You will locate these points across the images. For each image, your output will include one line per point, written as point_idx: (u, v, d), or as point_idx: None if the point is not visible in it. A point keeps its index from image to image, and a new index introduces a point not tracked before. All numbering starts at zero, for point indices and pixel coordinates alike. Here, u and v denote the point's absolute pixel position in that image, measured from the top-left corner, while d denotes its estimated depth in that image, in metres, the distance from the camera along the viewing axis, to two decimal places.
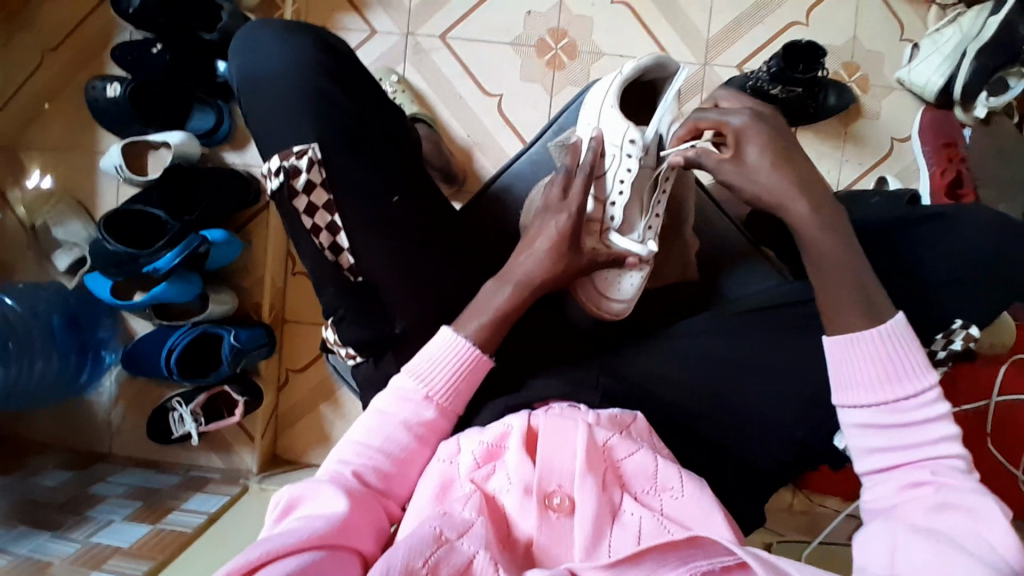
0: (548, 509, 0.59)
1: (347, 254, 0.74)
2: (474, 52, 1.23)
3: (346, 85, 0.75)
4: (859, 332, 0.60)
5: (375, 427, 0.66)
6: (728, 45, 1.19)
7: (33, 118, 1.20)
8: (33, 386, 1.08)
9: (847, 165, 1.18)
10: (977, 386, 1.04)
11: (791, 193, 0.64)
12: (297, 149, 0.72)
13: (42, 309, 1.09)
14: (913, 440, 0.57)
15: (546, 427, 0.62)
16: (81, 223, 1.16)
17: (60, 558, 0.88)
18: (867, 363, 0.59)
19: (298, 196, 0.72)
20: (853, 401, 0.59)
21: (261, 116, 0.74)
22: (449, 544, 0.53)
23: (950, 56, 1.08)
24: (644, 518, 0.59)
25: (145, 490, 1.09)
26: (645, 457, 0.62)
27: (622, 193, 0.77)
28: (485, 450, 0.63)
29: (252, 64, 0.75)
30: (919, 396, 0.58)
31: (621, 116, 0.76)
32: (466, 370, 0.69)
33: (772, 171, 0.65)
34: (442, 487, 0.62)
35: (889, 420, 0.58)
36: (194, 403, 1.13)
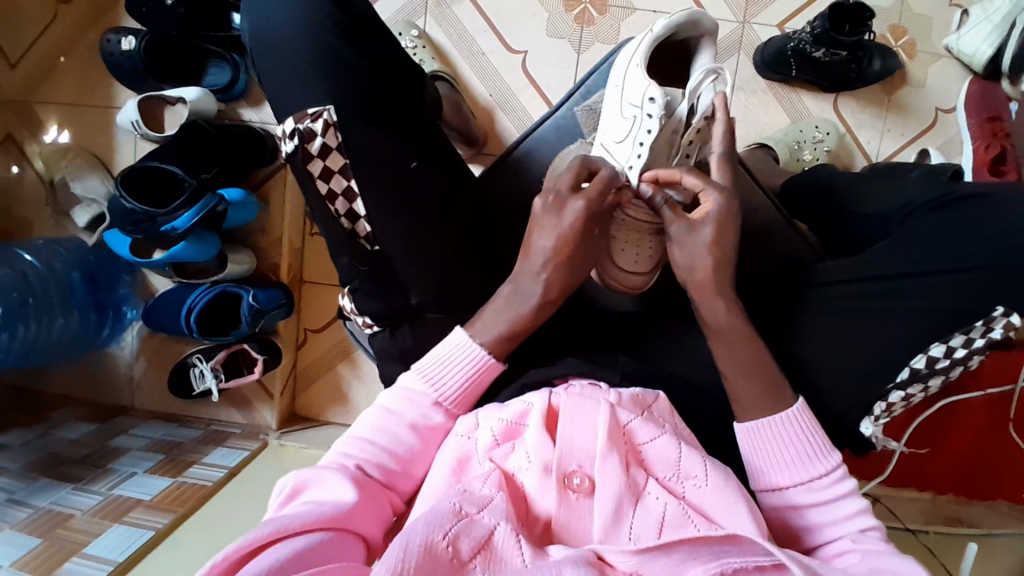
0: (567, 489, 0.58)
1: (363, 223, 0.73)
2: (498, 7, 1.18)
3: (362, 49, 0.71)
4: (764, 418, 0.61)
5: (380, 424, 0.65)
6: (768, 4, 1.13)
7: (48, 70, 1.18)
8: (57, 341, 1.10)
9: (887, 135, 1.13)
10: (1001, 374, 1.05)
11: (712, 286, 0.64)
12: (311, 111, 0.69)
13: (60, 266, 1.10)
14: (830, 513, 0.60)
15: (566, 407, 0.61)
16: (99, 180, 1.15)
17: (81, 510, 0.91)
18: (776, 448, 0.61)
19: (313, 160, 0.70)
20: (772, 487, 0.61)
21: (274, 75, 0.71)
22: (469, 518, 0.53)
23: (1000, 25, 1.02)
24: (669, 505, 0.57)
25: (166, 443, 1.12)
26: (667, 443, 0.61)
27: (641, 156, 0.72)
28: (504, 428, 0.63)
29: (265, 16, 0.70)
30: (828, 474, 0.60)
31: (645, 75, 0.72)
32: (477, 375, 0.68)
33: (699, 255, 0.65)
34: (459, 463, 0.62)
35: (807, 500, 0.60)
36: (215, 359, 1.13)
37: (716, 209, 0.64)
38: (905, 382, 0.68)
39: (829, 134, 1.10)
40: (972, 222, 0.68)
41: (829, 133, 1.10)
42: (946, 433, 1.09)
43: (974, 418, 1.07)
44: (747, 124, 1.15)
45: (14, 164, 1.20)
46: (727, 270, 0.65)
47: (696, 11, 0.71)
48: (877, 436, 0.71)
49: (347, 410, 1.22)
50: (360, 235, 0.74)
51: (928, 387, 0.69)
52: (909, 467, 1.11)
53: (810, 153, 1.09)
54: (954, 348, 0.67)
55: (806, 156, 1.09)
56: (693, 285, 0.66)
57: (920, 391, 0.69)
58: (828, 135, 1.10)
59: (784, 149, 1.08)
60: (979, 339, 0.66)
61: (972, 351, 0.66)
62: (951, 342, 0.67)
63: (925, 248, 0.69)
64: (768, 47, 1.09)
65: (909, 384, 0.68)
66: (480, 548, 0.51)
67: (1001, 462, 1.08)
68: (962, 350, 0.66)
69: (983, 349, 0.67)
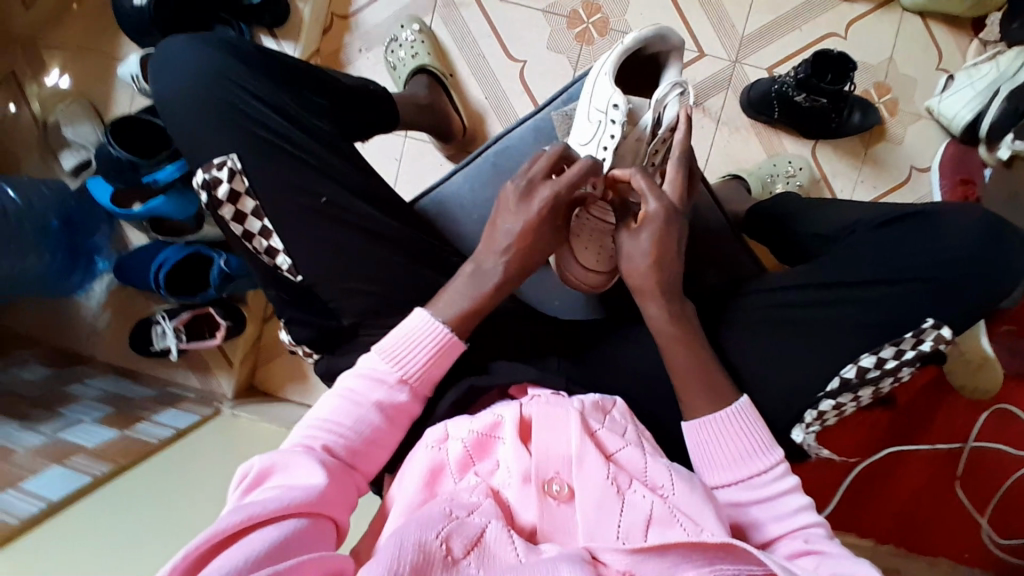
0: (547, 495, 0.58)
1: (281, 256, 0.73)
2: (504, 17, 1.21)
3: (272, 87, 0.75)
4: (709, 414, 0.64)
5: (342, 407, 0.64)
6: (761, 47, 1.17)
7: (60, 16, 1.21)
8: (24, 277, 1.09)
9: (860, 185, 1.17)
10: (951, 429, 1.10)
11: (650, 290, 0.67)
12: (216, 161, 0.73)
13: (41, 207, 1.09)
14: (775, 510, 0.61)
15: (537, 415, 0.62)
16: (92, 127, 1.17)
17: (24, 448, 0.92)
18: (719, 441, 0.64)
19: (223, 206, 0.73)
20: (717, 483, 0.63)
21: (186, 125, 0.74)
22: (460, 520, 0.54)
23: (983, 92, 1.07)
24: (655, 503, 0.57)
25: (118, 398, 1.12)
26: (634, 453, 0.61)
27: (604, 160, 0.76)
28: (474, 439, 0.62)
29: (173, 74, 0.75)
30: (769, 468, 0.62)
31: (611, 83, 0.75)
32: (438, 354, 0.68)
33: (642, 264, 0.67)
34: (431, 473, 0.61)
35: (752, 497, 0.62)
36: (177, 319, 1.13)
37: (651, 213, 0.67)
38: (836, 392, 0.70)
39: (802, 169, 1.13)
40: (907, 247, 0.71)
41: (801, 168, 1.13)
42: (892, 477, 1.10)
43: (921, 471, 1.10)
44: (726, 157, 1.18)
45: (11, 102, 1.21)
46: (668, 277, 0.68)
47: (665, 28, 0.74)
48: (807, 444, 0.72)
49: (304, 387, 1.24)
50: (282, 269, 0.74)
51: (858, 399, 0.71)
52: (854, 513, 1.11)
53: (782, 185, 1.12)
54: (884, 359, 0.69)
55: (778, 188, 1.12)
56: (634, 285, 0.69)
57: (851, 401, 0.71)
58: (800, 170, 1.13)
59: (756, 181, 1.12)
60: (910, 351, 0.69)
61: (902, 362, 0.69)
62: (881, 353, 0.69)
63: (862, 268, 0.72)
64: (755, 87, 1.14)
65: (839, 393, 0.70)
66: (473, 548, 0.52)
67: (945, 518, 1.09)
68: (893, 361, 0.69)
69: (913, 360, 0.69)
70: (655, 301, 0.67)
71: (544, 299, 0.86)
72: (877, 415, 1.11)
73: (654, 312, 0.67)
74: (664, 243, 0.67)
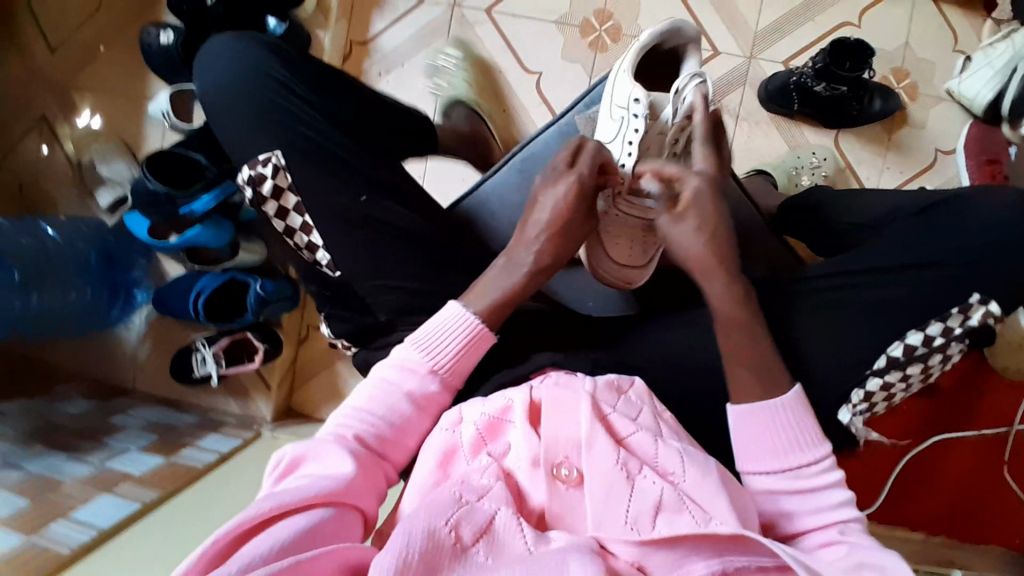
0: (556, 479, 0.58)
1: (321, 252, 0.75)
2: (518, 29, 1.23)
3: (306, 82, 0.79)
4: (761, 401, 0.62)
5: (376, 396, 0.64)
6: (775, 41, 1.18)
7: (86, 57, 1.24)
8: (63, 314, 1.12)
9: (887, 171, 1.17)
10: (996, 412, 1.06)
11: (711, 266, 0.67)
12: (261, 157, 0.75)
13: (80, 243, 1.12)
14: (812, 502, 0.60)
15: (548, 400, 0.62)
16: (126, 164, 1.21)
17: (73, 478, 0.93)
18: (767, 429, 0.61)
19: (267, 202, 0.75)
20: (758, 470, 0.61)
21: (227, 119, 0.77)
22: (469, 505, 0.53)
23: (1001, 71, 1.05)
24: (664, 488, 0.57)
25: (162, 425, 1.14)
26: (645, 435, 0.61)
27: (631, 154, 0.76)
28: (486, 422, 0.63)
29: (213, 71, 0.78)
30: (815, 462, 0.61)
31: (631, 79, 0.75)
32: (469, 343, 0.68)
33: (693, 240, 0.67)
34: (445, 455, 0.61)
35: (791, 486, 0.60)
36: (216, 345, 1.16)
37: (692, 192, 0.68)
38: (884, 369, 0.69)
39: (826, 160, 1.13)
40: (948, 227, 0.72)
41: (825, 159, 1.13)
42: (939, 466, 1.08)
43: (968, 457, 1.07)
44: (747, 152, 1.19)
45: (44, 144, 1.25)
46: (723, 250, 0.67)
47: (680, 20, 0.75)
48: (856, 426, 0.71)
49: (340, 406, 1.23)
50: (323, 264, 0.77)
51: (908, 379, 0.70)
52: (903, 505, 1.09)
53: (808, 178, 1.12)
54: (932, 336, 0.69)
55: (803, 181, 1.12)
56: (692, 266, 0.68)
57: (900, 382, 0.70)
58: (824, 161, 1.13)
59: (782, 175, 1.12)
60: (957, 327, 0.69)
61: (951, 339, 0.69)
62: (928, 330, 0.69)
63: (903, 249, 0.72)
64: (773, 82, 1.15)
65: (888, 371, 0.69)
66: (482, 535, 0.51)
67: (996, 504, 1.07)
68: (940, 338, 0.69)
69: (961, 337, 0.69)
70: (721, 277, 0.66)
71: (580, 298, 0.87)
72: (920, 405, 1.08)
73: (720, 289, 0.66)
74: (712, 216, 0.67)
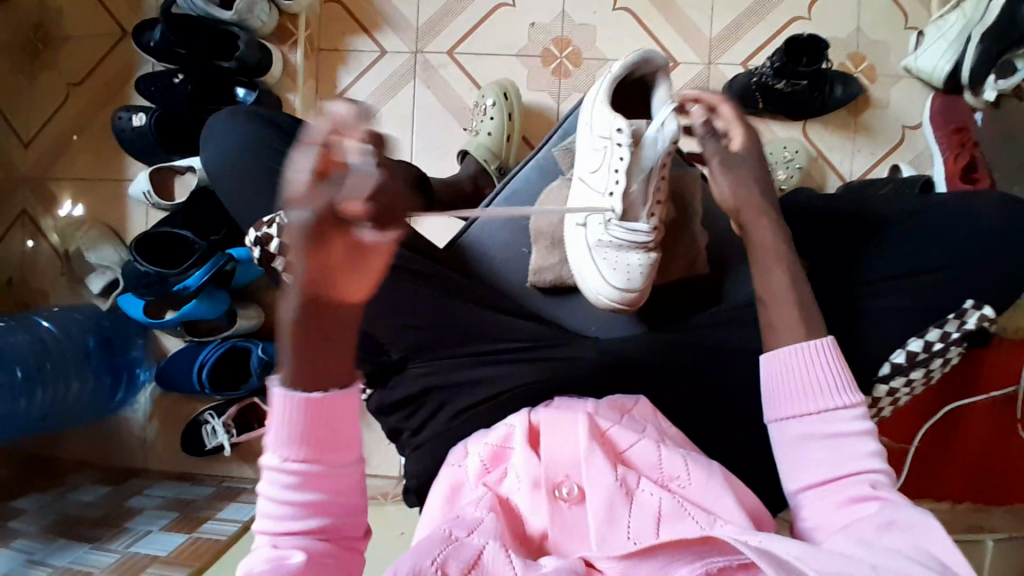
0: (558, 499, 0.60)
1: None
2: (481, 66, 1.25)
3: (299, 149, 0.79)
4: (804, 342, 0.63)
5: (272, 495, 0.51)
6: (730, 45, 1.21)
7: (61, 149, 1.26)
8: (71, 405, 1.14)
9: (859, 154, 1.19)
10: (1000, 373, 1.06)
11: (757, 211, 0.72)
12: (266, 218, 0.75)
13: (77, 332, 1.14)
14: (842, 454, 0.59)
15: (545, 422, 0.64)
16: (113, 248, 1.21)
17: (100, 568, 0.93)
18: (806, 371, 0.62)
19: (276, 257, 0.75)
20: (794, 412, 0.62)
21: (229, 193, 0.80)
22: (459, 542, 0.54)
23: (956, 41, 1.09)
24: (663, 499, 0.59)
25: (181, 501, 1.13)
26: (647, 446, 0.64)
27: (619, 182, 0.75)
28: (491, 453, 0.66)
29: (213, 148, 0.81)
30: (848, 407, 0.60)
31: (610, 110, 0.76)
32: (317, 412, 0.49)
33: (744, 189, 0.72)
34: (452, 490, 0.65)
35: (825, 431, 0.60)
36: (227, 415, 1.16)
37: (745, 144, 0.73)
38: (888, 376, 0.78)
39: (799, 152, 1.16)
40: None
41: (798, 152, 1.15)
42: (957, 439, 1.08)
43: (982, 423, 1.07)
44: None
45: (28, 238, 1.27)
46: (769, 196, 0.73)
47: (649, 51, 0.77)
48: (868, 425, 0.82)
49: None
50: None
51: (912, 381, 0.79)
52: (926, 479, 1.09)
53: (784, 171, 1.15)
54: (931, 341, 0.77)
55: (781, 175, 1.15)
56: (736, 211, 0.73)
57: (906, 385, 0.79)
58: (797, 153, 1.15)
59: None
60: (956, 332, 0.77)
61: (949, 343, 0.77)
62: (928, 337, 0.77)
63: None
64: (733, 84, 1.17)
65: (891, 376, 0.78)
66: (471, 569, 0.52)
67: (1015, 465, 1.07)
68: (939, 343, 0.77)
69: (959, 340, 0.77)
70: (767, 220, 0.72)
71: (580, 323, 0.86)
72: None
73: (766, 231, 0.71)
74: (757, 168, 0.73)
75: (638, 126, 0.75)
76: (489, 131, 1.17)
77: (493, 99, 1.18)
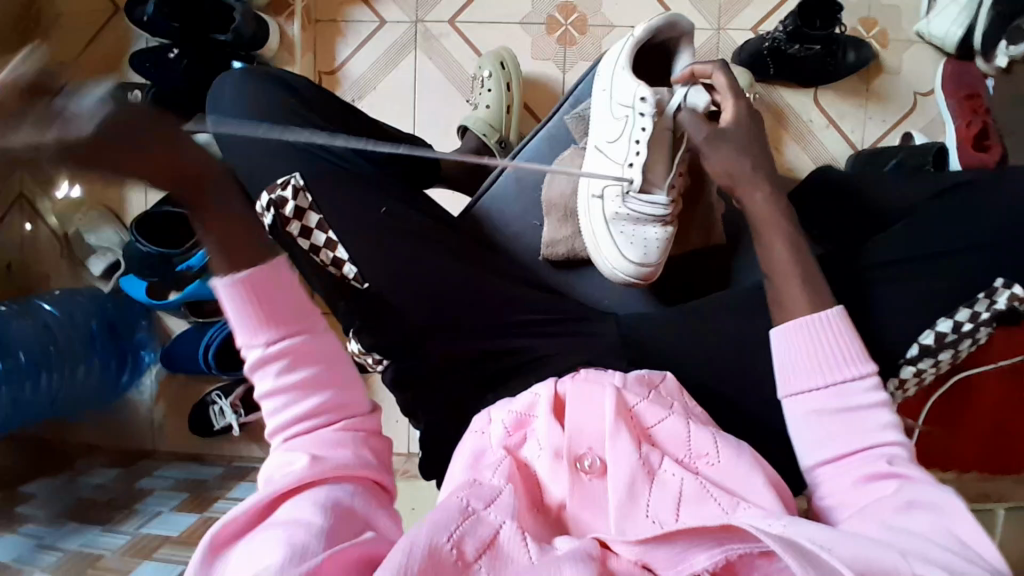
0: (578, 471, 0.60)
1: (348, 265, 0.72)
2: (484, 35, 1.22)
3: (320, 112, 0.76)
4: (805, 316, 0.62)
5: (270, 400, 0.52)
6: (740, 9, 1.17)
7: None
8: (77, 395, 1.11)
9: (870, 122, 1.17)
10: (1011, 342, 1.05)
11: (751, 179, 0.69)
12: (279, 181, 0.71)
13: (80, 317, 1.17)
14: (851, 428, 0.58)
15: (573, 394, 0.65)
16: (114, 228, 1.23)
17: (111, 551, 0.93)
18: (813, 345, 0.61)
19: (290, 223, 0.72)
20: (799, 390, 0.60)
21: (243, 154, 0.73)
22: (477, 515, 0.52)
23: (968, 5, 1.06)
24: (685, 479, 0.59)
25: (190, 482, 1.14)
26: (674, 424, 0.64)
27: (639, 154, 0.74)
28: (514, 419, 0.66)
29: (227, 108, 0.74)
30: (861, 379, 0.59)
31: (631, 78, 0.74)
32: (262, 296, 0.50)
33: (738, 155, 0.69)
34: (474, 456, 0.63)
35: (835, 406, 0.59)
36: (233, 396, 1.15)
37: (736, 112, 0.71)
38: (915, 358, 0.72)
39: None
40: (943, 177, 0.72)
41: None
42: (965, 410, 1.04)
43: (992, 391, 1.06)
44: None
45: None
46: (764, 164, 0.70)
47: (676, 14, 0.74)
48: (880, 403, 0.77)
49: None
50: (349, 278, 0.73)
51: (938, 362, 0.73)
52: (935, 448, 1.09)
53: None
54: (960, 322, 0.70)
55: None
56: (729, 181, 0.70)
57: (932, 366, 0.73)
58: None
59: None
60: (985, 311, 0.70)
61: (980, 323, 0.70)
62: (957, 317, 0.70)
63: None
64: (744, 50, 1.14)
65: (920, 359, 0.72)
66: (486, 548, 0.50)
67: None
68: (970, 322, 0.70)
69: (990, 319, 0.70)
70: (762, 189, 0.69)
71: (596, 296, 0.84)
72: None
73: (760, 198, 0.68)
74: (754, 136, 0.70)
75: (662, 96, 0.74)
76: (488, 104, 1.14)
77: (490, 71, 1.15)
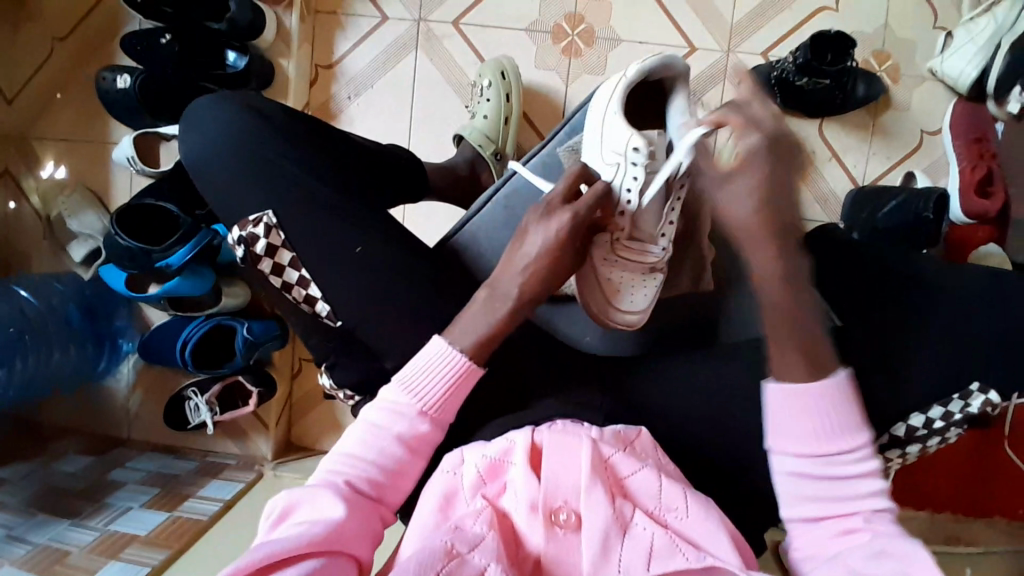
0: (554, 525, 0.57)
1: (320, 304, 0.72)
2: (488, 39, 1.18)
3: (292, 137, 0.75)
4: (802, 382, 0.57)
5: (366, 439, 0.60)
6: (751, 33, 1.14)
7: (44, 106, 1.20)
8: (53, 372, 1.11)
9: (873, 159, 1.15)
10: None
11: (758, 237, 0.59)
12: (252, 217, 0.72)
13: (57, 300, 1.11)
14: (843, 491, 0.56)
15: (550, 444, 0.60)
16: (95, 215, 1.17)
17: (78, 547, 0.92)
18: (808, 410, 0.57)
19: (262, 260, 0.72)
20: (789, 452, 0.57)
21: (217, 186, 0.74)
22: (460, 558, 0.52)
23: (984, 48, 1.03)
24: (657, 534, 0.56)
25: (163, 476, 1.13)
26: (648, 476, 0.60)
27: (630, 201, 0.73)
28: (488, 465, 0.61)
29: (197, 135, 0.75)
30: (852, 450, 0.56)
31: (624, 124, 0.72)
32: (457, 383, 0.62)
33: (748, 203, 0.59)
34: (445, 498, 0.60)
35: (822, 471, 0.56)
36: (210, 392, 1.13)
37: (751, 151, 0.59)
38: (887, 446, 0.71)
39: None
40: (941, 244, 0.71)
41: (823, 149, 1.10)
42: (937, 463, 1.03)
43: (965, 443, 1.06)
44: None
45: (11, 199, 1.23)
46: (781, 220, 0.58)
47: (671, 55, 0.72)
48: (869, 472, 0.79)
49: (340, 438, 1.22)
50: (322, 316, 0.73)
51: (906, 453, 0.72)
52: (906, 493, 1.09)
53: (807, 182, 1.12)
54: (933, 419, 0.69)
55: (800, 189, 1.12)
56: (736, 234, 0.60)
57: (899, 454, 0.72)
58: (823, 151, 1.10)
59: None
60: (958, 413, 0.68)
61: (951, 424, 0.68)
62: (930, 414, 0.69)
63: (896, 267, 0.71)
64: (753, 76, 1.11)
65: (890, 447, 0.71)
66: None
67: (997, 487, 1.06)
68: (941, 422, 0.69)
69: (961, 422, 0.69)
70: (764, 251, 0.59)
71: (577, 333, 0.84)
72: None
73: (760, 263, 0.59)
74: (770, 179, 0.58)
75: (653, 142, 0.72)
76: (486, 114, 1.11)
77: (490, 80, 1.12)
